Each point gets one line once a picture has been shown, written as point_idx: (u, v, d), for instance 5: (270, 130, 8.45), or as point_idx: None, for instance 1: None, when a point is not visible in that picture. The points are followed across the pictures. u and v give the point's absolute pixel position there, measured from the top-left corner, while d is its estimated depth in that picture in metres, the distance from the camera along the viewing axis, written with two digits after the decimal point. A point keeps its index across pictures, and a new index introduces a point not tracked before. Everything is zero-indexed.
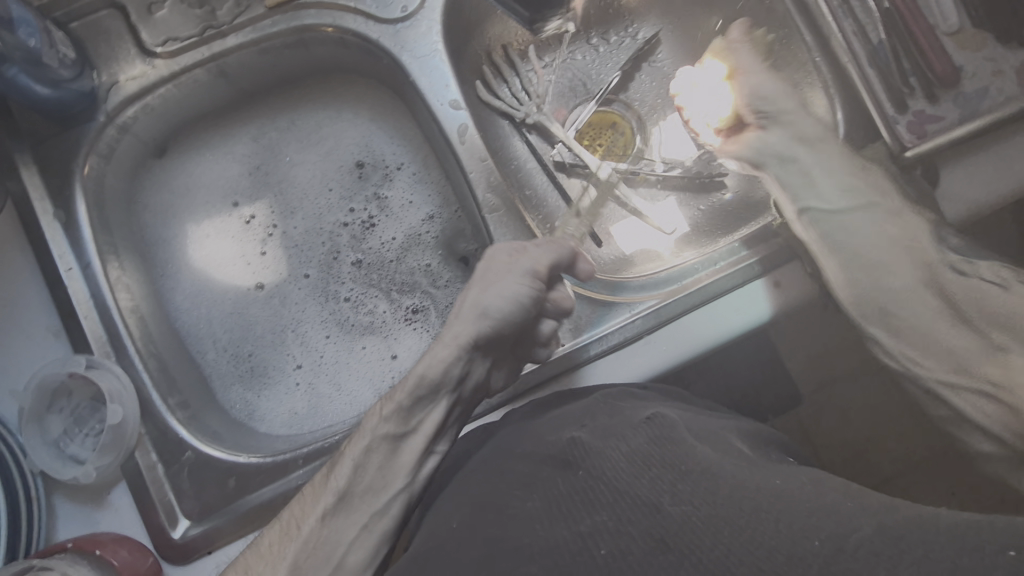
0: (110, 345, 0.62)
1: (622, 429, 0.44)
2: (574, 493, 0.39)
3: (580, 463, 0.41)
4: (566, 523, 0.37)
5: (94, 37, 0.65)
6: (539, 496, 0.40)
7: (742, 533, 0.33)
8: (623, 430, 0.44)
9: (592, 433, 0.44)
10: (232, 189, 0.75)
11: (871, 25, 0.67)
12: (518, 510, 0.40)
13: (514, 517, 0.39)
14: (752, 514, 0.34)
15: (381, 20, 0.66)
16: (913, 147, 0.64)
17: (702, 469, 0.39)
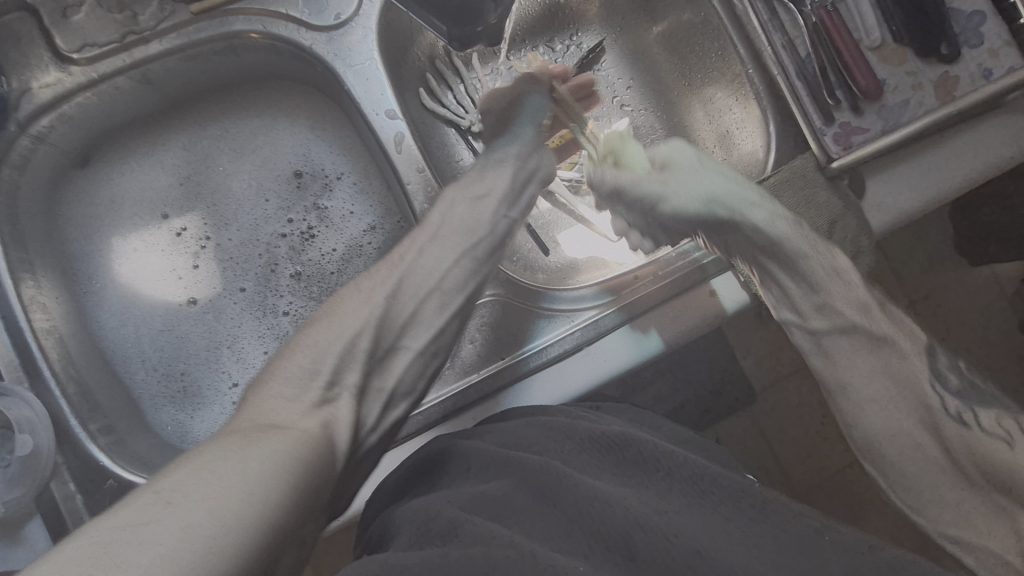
0: (23, 370, 0.58)
1: (596, 460, 0.44)
2: (546, 519, 0.38)
3: (556, 490, 0.40)
4: (543, 543, 0.36)
5: (4, 42, 0.61)
6: (502, 512, 0.39)
7: (719, 564, 0.34)
8: (588, 454, 0.45)
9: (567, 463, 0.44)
10: (161, 201, 0.72)
11: (798, 39, 0.69)
12: (472, 517, 0.38)
13: (470, 529, 0.37)
14: (726, 546, 0.36)
15: (314, 27, 0.65)
16: (840, 157, 0.66)
17: (680, 506, 0.39)
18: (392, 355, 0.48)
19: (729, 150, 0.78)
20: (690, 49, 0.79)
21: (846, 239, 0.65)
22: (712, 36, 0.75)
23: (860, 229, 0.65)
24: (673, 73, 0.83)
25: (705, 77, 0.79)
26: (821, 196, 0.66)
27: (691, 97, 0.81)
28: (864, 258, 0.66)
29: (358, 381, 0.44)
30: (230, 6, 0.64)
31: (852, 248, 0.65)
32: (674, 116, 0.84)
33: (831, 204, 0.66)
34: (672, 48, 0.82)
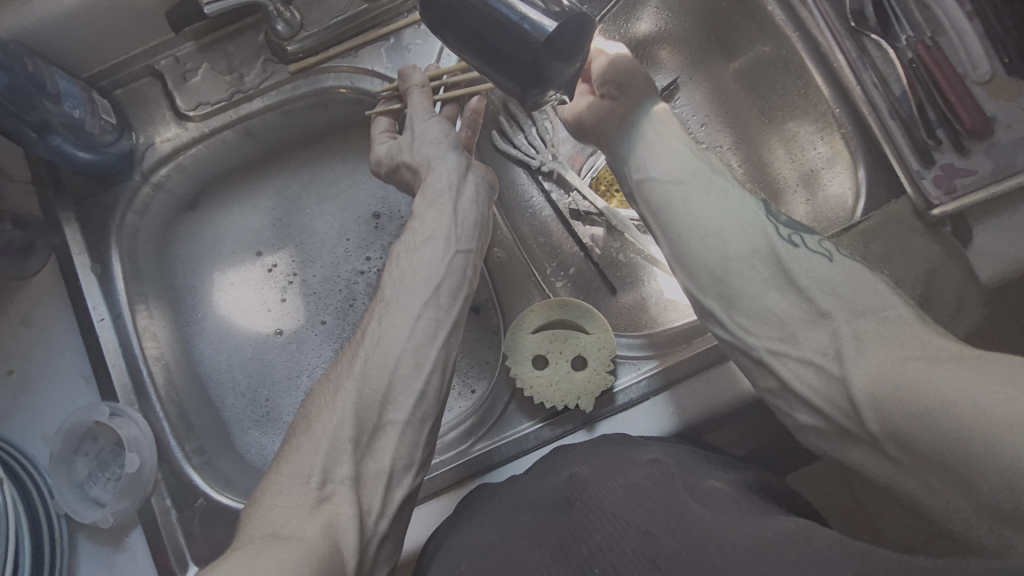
0: (134, 392, 0.65)
1: (622, 465, 0.48)
2: (569, 524, 0.43)
3: (575, 497, 0.45)
4: (568, 558, 0.41)
5: (134, 103, 0.70)
6: (533, 536, 0.44)
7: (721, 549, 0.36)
8: (624, 465, 0.48)
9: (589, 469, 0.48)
10: (256, 240, 0.79)
11: (892, 76, 0.64)
12: (509, 551, 0.43)
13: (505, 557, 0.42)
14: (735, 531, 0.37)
15: (396, 81, 0.69)
16: (940, 203, 0.60)
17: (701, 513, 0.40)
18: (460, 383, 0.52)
19: (814, 191, 0.73)
20: (771, 87, 0.76)
21: (948, 289, 0.60)
22: (795, 74, 0.72)
23: (964, 278, 0.60)
24: (753, 110, 0.80)
25: (788, 114, 0.76)
26: (920, 243, 0.61)
27: (772, 134, 0.78)
28: (968, 312, 0.60)
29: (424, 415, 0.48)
30: (322, 66, 0.69)
31: (954, 300, 0.60)
32: (753, 154, 0.80)
33: (930, 251, 0.60)
34: (750, 85, 0.79)
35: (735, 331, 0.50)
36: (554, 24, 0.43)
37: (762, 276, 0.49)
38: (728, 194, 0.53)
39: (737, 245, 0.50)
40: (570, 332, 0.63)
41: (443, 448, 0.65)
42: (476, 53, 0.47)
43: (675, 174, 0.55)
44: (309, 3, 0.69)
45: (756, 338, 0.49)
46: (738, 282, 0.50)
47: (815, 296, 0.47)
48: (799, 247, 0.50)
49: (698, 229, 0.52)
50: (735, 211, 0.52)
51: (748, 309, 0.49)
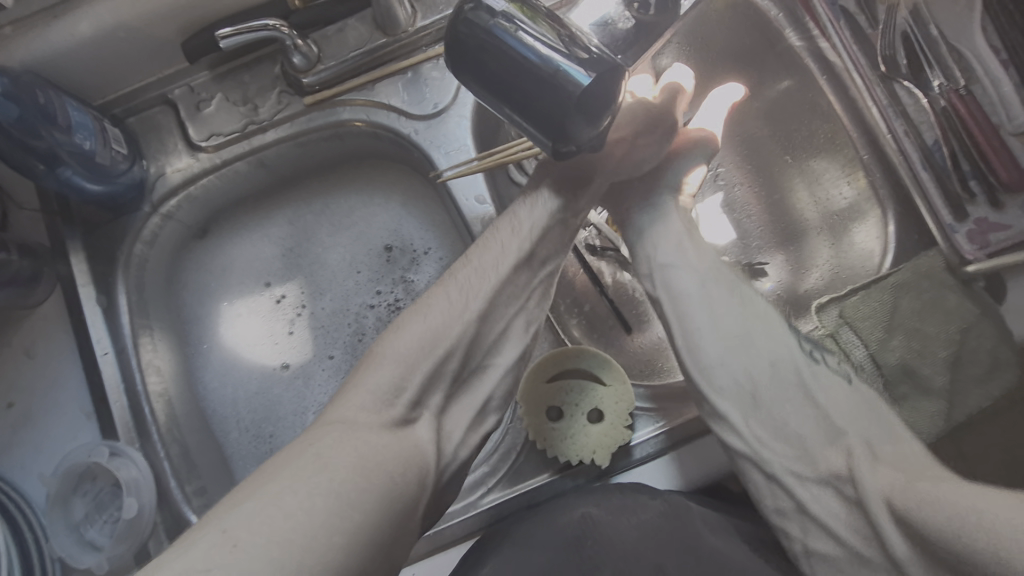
0: (135, 430, 0.64)
1: (636, 511, 0.50)
2: None
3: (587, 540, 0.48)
4: None
5: (147, 132, 0.69)
6: None
7: None
8: (640, 510, 0.50)
9: (604, 512, 0.50)
10: (266, 270, 0.76)
11: (924, 124, 0.63)
12: None
13: None
14: None
15: (413, 116, 0.68)
16: (976, 259, 0.59)
17: None
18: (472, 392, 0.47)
19: (839, 236, 0.70)
20: (795, 126, 0.73)
21: (981, 349, 0.58)
22: (820, 118, 0.70)
23: (998, 338, 0.57)
24: (776, 148, 0.75)
25: (812, 151, 0.72)
26: (952, 300, 0.59)
27: (796, 171, 0.74)
28: (1003, 374, 0.57)
29: (438, 405, 0.44)
30: (339, 98, 0.68)
31: (987, 362, 0.58)
32: (775, 196, 0.75)
33: (963, 309, 0.59)
34: (772, 121, 0.75)
35: (752, 445, 0.48)
36: (588, 74, 0.42)
37: (786, 395, 0.48)
38: (753, 303, 0.51)
39: (751, 363, 0.49)
40: (587, 384, 0.61)
41: (454, 496, 0.62)
42: (505, 103, 0.45)
43: (698, 270, 0.52)
44: (327, 35, 0.68)
45: (774, 454, 0.47)
46: (762, 392, 0.48)
47: (833, 415, 0.47)
48: (819, 363, 0.49)
49: (720, 333, 0.50)
50: (760, 321, 0.50)
51: (766, 419, 0.48)
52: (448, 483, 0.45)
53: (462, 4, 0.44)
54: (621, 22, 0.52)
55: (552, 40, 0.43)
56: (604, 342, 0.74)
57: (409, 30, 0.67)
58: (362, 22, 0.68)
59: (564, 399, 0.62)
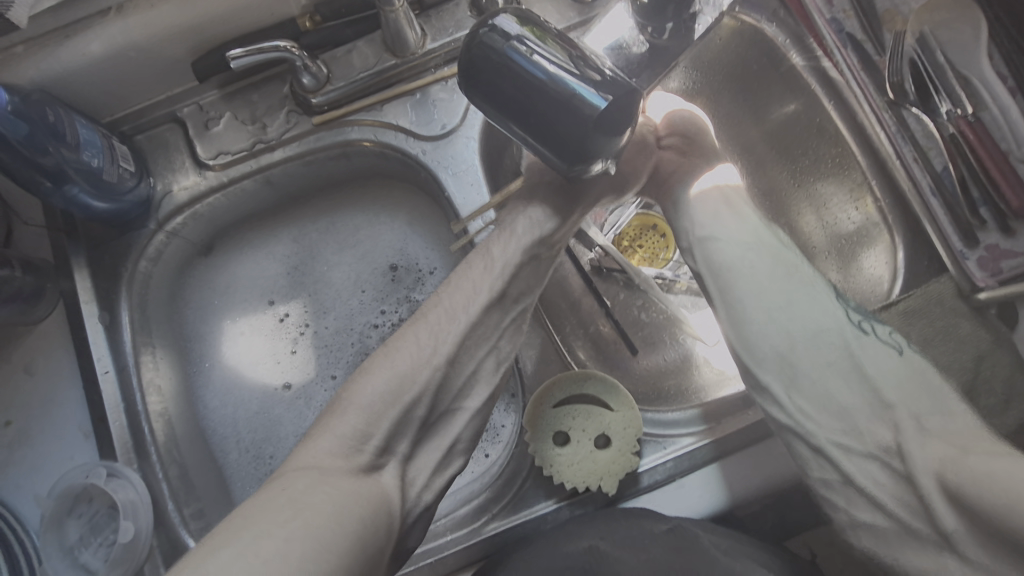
0: (134, 451, 0.63)
1: (643, 540, 0.49)
2: None
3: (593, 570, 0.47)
4: None
5: (155, 150, 0.69)
6: None
7: None
8: (647, 539, 0.49)
9: (611, 541, 0.50)
10: (270, 288, 0.75)
11: (932, 150, 0.63)
12: None
13: None
14: None
15: (421, 137, 0.68)
16: (987, 286, 0.59)
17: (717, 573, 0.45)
18: (460, 400, 0.48)
19: (848, 261, 0.70)
20: (803, 151, 0.73)
21: (996, 378, 0.57)
22: (828, 142, 0.70)
23: (1013, 366, 0.57)
24: (783, 172, 0.76)
25: (819, 175, 0.72)
26: (965, 328, 0.59)
27: (802, 196, 0.75)
28: (1018, 404, 0.56)
29: (407, 450, 0.44)
30: (348, 118, 0.69)
31: (1004, 391, 0.57)
32: (781, 218, 0.76)
33: (976, 337, 0.58)
34: (780, 145, 0.75)
35: (795, 416, 0.47)
36: (604, 96, 0.42)
37: (828, 359, 0.46)
38: (796, 267, 0.50)
39: (786, 328, 0.47)
40: (594, 408, 0.61)
41: (456, 523, 0.61)
42: (518, 123, 0.45)
43: (738, 240, 0.51)
44: (336, 56, 0.68)
45: (817, 427, 0.46)
46: (801, 358, 0.47)
47: (881, 388, 0.45)
48: (868, 334, 0.47)
49: (761, 299, 0.49)
50: (804, 291, 0.49)
51: (809, 392, 0.47)
52: (419, 512, 0.44)
53: (476, 27, 0.44)
54: (635, 46, 0.53)
55: (566, 63, 0.43)
56: (610, 364, 0.73)
57: (419, 52, 0.68)
58: (370, 44, 0.68)
59: (566, 424, 0.60)
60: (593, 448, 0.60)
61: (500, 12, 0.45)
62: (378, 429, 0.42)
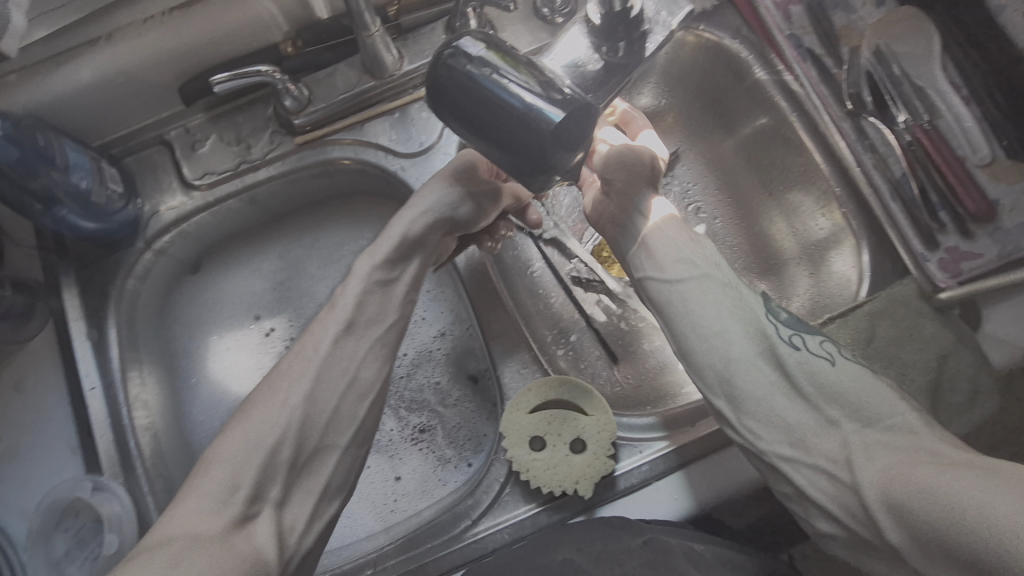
0: (120, 465, 0.64)
1: (618, 555, 0.49)
2: None
3: None
4: None
5: (143, 171, 0.72)
6: None
7: None
8: (623, 553, 0.49)
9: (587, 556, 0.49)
10: (255, 304, 0.77)
11: (892, 157, 0.65)
12: None
13: None
14: None
15: (399, 153, 0.70)
16: (948, 287, 0.60)
17: None
18: None
19: (817, 266, 0.72)
20: (770, 161, 0.76)
21: (960, 376, 0.58)
22: (793, 152, 0.72)
23: (977, 364, 0.58)
24: (753, 183, 0.78)
25: (788, 184, 0.74)
26: (929, 328, 0.60)
27: (773, 204, 0.76)
28: (983, 400, 0.58)
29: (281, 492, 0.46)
30: (329, 138, 0.71)
31: (968, 389, 0.58)
32: (753, 226, 0.78)
33: (941, 337, 0.59)
34: (749, 156, 0.78)
35: (747, 436, 0.49)
36: (561, 113, 0.44)
37: (767, 379, 0.49)
38: (729, 289, 0.53)
39: (714, 358, 0.50)
40: (569, 414, 0.62)
41: (434, 531, 0.62)
42: (485, 140, 0.47)
43: (674, 272, 0.54)
44: (317, 78, 0.71)
45: (767, 444, 0.48)
46: (745, 385, 0.49)
47: (819, 404, 0.47)
48: (801, 349, 0.49)
49: (699, 332, 0.51)
50: (733, 311, 0.51)
51: (756, 415, 0.49)
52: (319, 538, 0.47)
53: (442, 50, 0.47)
54: (590, 64, 0.55)
55: (526, 81, 0.45)
56: (589, 373, 0.74)
57: (397, 73, 0.70)
58: (349, 66, 0.71)
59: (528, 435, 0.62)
60: (558, 457, 0.61)
61: (467, 35, 0.47)
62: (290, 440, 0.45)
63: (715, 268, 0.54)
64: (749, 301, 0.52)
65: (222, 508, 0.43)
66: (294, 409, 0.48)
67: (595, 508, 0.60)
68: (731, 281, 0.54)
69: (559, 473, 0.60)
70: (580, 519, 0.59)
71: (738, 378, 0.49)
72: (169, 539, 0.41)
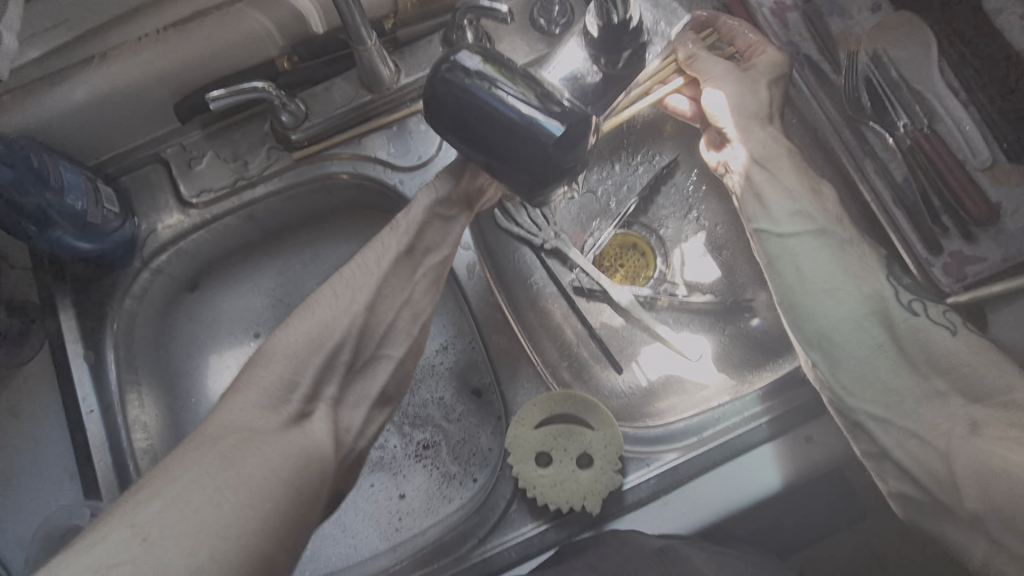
0: (119, 490, 0.63)
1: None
2: None
3: None
4: None
5: (140, 190, 0.71)
6: None
7: None
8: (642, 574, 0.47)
9: None
10: (254, 321, 0.76)
11: (892, 162, 0.65)
12: None
13: None
14: None
15: (399, 167, 0.70)
16: (954, 292, 0.60)
17: None
18: None
19: None
20: None
21: None
22: None
23: None
24: None
25: None
26: None
27: None
28: None
29: (335, 394, 0.50)
30: (327, 152, 0.71)
31: None
32: None
33: None
34: None
35: (837, 391, 0.55)
36: (560, 126, 0.44)
37: (877, 341, 0.54)
38: (847, 250, 0.58)
39: (834, 318, 0.55)
40: (575, 428, 0.61)
41: (440, 550, 0.61)
42: (483, 153, 0.47)
43: (786, 226, 0.60)
44: (314, 93, 0.70)
45: (859, 402, 0.54)
46: (843, 341, 0.55)
47: (930, 374, 0.52)
48: (916, 315, 0.54)
49: (812, 281, 0.57)
50: (850, 271, 0.57)
51: (854, 370, 0.54)
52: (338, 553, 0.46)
53: (439, 64, 0.46)
54: (589, 76, 0.55)
55: (522, 92, 0.45)
56: (595, 384, 0.74)
57: (395, 87, 0.70)
58: (347, 80, 0.71)
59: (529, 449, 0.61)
60: (564, 470, 0.60)
61: (464, 48, 0.47)
62: (304, 380, 0.48)
63: (833, 225, 0.59)
64: (849, 259, 0.57)
65: (277, 408, 0.47)
66: (356, 314, 0.51)
67: (603, 525, 0.59)
68: (849, 241, 0.59)
69: (565, 485, 0.60)
70: (587, 536, 0.59)
71: (835, 335, 0.55)
72: (227, 426, 0.45)
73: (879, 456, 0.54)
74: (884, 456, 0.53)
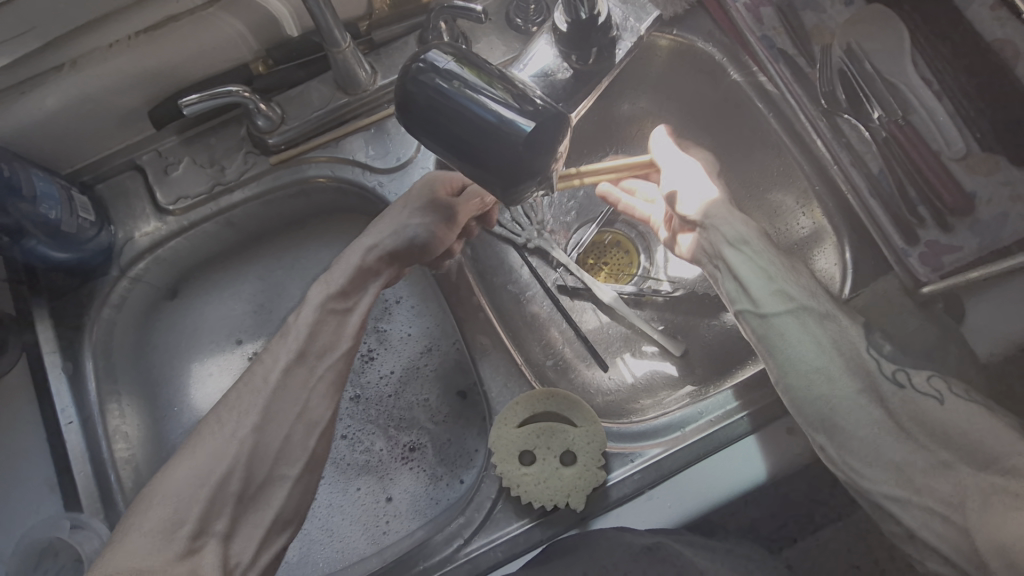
0: (100, 501, 0.62)
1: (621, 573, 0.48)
2: None
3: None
4: None
5: (116, 198, 0.70)
6: None
7: None
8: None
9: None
10: (237, 327, 0.75)
11: (868, 154, 0.65)
12: None
13: None
14: None
15: (377, 169, 0.70)
16: (931, 281, 0.60)
17: None
18: None
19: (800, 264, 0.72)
20: (749, 162, 0.76)
21: None
22: (771, 151, 0.73)
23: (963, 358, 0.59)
24: (733, 182, 0.78)
25: (768, 185, 0.75)
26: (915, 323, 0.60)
27: (754, 204, 0.77)
28: None
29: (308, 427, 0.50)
30: (305, 156, 0.70)
31: None
32: None
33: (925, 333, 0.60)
34: (728, 158, 0.78)
35: (850, 474, 0.53)
36: (532, 124, 0.44)
37: (875, 419, 0.52)
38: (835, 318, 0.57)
39: (840, 389, 0.54)
40: (558, 426, 0.61)
41: (427, 552, 0.61)
42: (456, 154, 0.47)
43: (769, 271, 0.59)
44: (290, 96, 0.70)
45: (871, 483, 0.52)
46: (846, 420, 0.53)
47: (929, 444, 0.51)
48: (905, 387, 0.53)
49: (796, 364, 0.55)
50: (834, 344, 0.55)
51: (852, 449, 0.53)
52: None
53: (410, 64, 0.46)
54: (560, 72, 0.55)
55: (494, 91, 0.45)
56: (580, 382, 0.74)
57: (371, 89, 0.70)
58: (323, 84, 0.70)
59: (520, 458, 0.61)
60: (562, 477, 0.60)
61: (435, 49, 0.47)
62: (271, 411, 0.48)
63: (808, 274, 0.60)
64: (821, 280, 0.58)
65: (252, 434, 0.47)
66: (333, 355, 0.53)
67: (588, 523, 0.59)
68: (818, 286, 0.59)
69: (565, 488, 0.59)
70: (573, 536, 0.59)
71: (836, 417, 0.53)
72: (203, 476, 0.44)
73: (906, 536, 0.51)
74: (910, 537, 0.50)
